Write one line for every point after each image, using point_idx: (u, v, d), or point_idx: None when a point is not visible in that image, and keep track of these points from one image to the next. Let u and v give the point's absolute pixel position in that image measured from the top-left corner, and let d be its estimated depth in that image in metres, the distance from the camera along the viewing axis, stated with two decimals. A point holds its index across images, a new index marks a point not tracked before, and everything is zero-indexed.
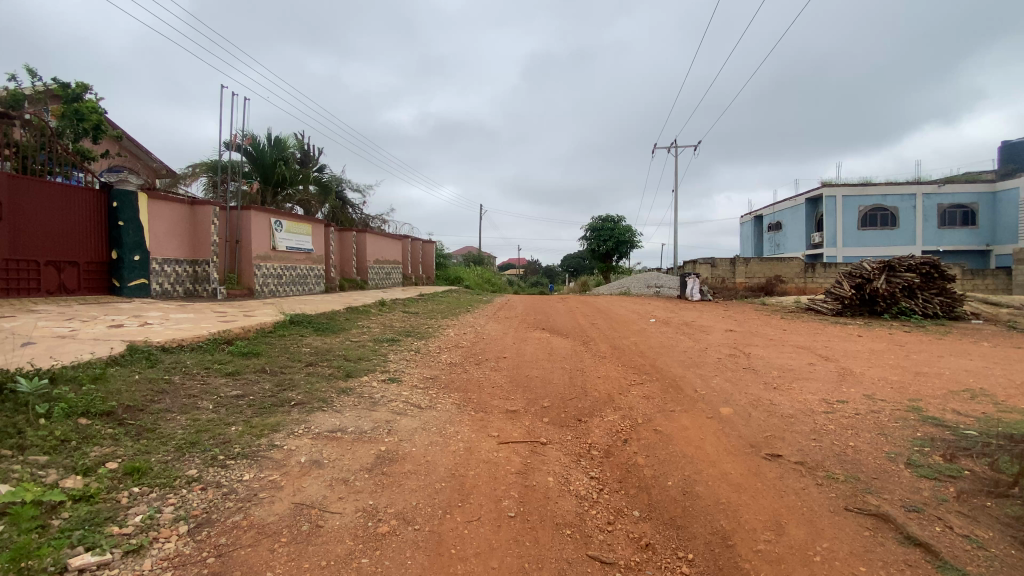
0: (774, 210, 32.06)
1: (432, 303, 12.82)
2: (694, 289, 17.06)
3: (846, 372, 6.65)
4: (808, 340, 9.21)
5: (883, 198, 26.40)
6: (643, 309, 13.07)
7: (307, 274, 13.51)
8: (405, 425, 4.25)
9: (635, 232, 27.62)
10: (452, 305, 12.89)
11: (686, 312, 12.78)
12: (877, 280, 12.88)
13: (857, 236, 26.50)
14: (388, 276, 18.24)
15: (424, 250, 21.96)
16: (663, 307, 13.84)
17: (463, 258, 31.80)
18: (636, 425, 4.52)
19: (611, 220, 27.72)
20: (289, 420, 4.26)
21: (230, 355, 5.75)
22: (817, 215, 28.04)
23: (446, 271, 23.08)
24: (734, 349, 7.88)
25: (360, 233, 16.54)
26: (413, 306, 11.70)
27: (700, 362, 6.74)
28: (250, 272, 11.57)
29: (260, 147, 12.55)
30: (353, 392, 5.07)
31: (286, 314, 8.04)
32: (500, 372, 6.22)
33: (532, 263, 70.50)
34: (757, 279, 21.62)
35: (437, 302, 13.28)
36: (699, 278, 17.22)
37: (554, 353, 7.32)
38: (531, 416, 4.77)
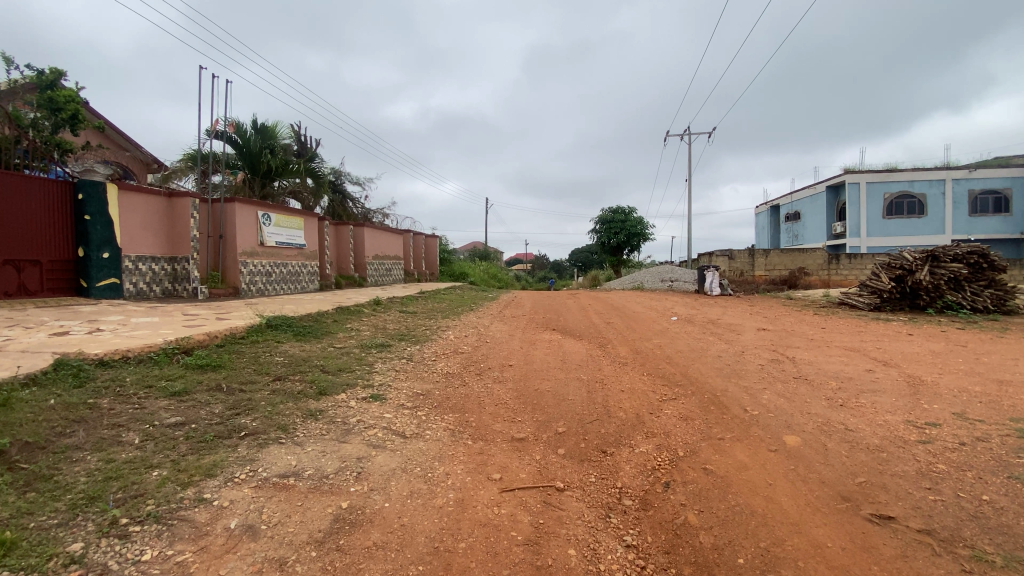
0: (792, 200, 30.67)
1: (434, 301, 11.90)
2: (714, 282, 15.95)
3: (914, 381, 5.62)
4: (855, 340, 8.16)
5: (910, 183, 24.99)
6: (660, 306, 12.00)
7: (299, 271, 12.61)
8: (380, 466, 3.29)
9: (648, 223, 26.49)
10: (456, 304, 11.97)
11: (708, 308, 11.71)
12: (920, 271, 11.65)
13: (882, 225, 25.12)
14: (389, 272, 17.30)
15: (427, 245, 21.12)
16: (683, 303, 12.79)
17: (469, 253, 30.81)
18: (678, 460, 3.54)
19: (622, 211, 26.60)
20: (232, 458, 3.31)
21: (183, 369, 4.82)
22: (839, 204, 26.65)
23: (451, 267, 22.14)
24: (774, 353, 6.85)
25: (358, 227, 15.57)
26: (412, 304, 10.79)
27: (741, 370, 5.73)
28: (235, 269, 10.69)
29: (245, 135, 11.62)
30: (322, 417, 4.12)
31: (264, 316, 7.13)
32: (505, 386, 5.25)
33: (539, 259, 69.41)
34: (778, 272, 20.49)
35: (440, 299, 12.39)
36: (719, 271, 16.13)
37: (568, 360, 6.34)
38: (543, 448, 3.80)
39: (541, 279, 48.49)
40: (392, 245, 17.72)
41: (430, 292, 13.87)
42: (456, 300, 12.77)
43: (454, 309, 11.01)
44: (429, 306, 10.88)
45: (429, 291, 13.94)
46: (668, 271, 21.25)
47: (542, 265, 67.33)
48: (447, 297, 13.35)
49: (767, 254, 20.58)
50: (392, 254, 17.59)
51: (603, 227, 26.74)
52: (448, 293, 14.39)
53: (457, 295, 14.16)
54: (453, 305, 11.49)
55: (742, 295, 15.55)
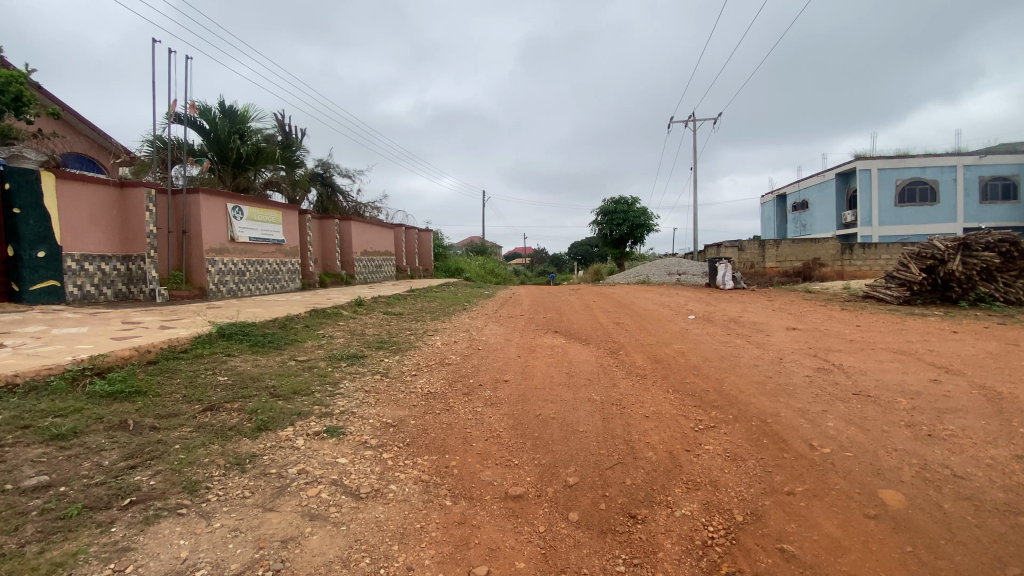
0: (800, 188, 29.51)
1: (423, 299, 10.83)
2: (726, 276, 14.88)
3: (1001, 395, 4.55)
4: (901, 340, 7.08)
5: (922, 170, 23.66)
6: (672, 302, 10.96)
7: (277, 270, 11.52)
8: (311, 557, 2.27)
9: (652, 214, 25.39)
10: (447, 303, 10.90)
11: (725, 304, 10.66)
12: (953, 261, 10.53)
13: (894, 213, 23.90)
14: (379, 269, 16.20)
15: (421, 239, 20.03)
16: (696, 299, 11.73)
17: (468, 248, 29.71)
18: (739, 533, 2.54)
19: (624, 202, 25.53)
20: (97, 546, 2.28)
21: (84, 401, 3.78)
22: (848, 191, 25.46)
23: (447, 263, 21.06)
24: (818, 359, 5.79)
25: (343, 220, 14.43)
26: (397, 303, 9.72)
27: (788, 383, 4.69)
28: (200, 268, 9.61)
29: (212, 119, 10.49)
30: (250, 468, 3.10)
31: (216, 324, 6.07)
32: (498, 410, 4.21)
33: (539, 252, 68.31)
34: (790, 264, 19.46)
35: (430, 297, 11.32)
36: (730, 263, 15.06)
37: (575, 372, 5.29)
38: (548, 511, 2.78)
39: (541, 273, 47.39)
40: (382, 240, 16.62)
41: (420, 289, 12.79)
42: (449, 298, 11.72)
43: (444, 309, 9.95)
44: (417, 306, 9.82)
45: (420, 289, 12.87)
46: (674, 264, 20.18)
47: (541, 259, 66.21)
48: (438, 294, 12.27)
49: (777, 244, 19.54)
50: (382, 250, 16.47)
51: (605, 219, 25.66)
52: (440, 290, 13.31)
53: (451, 293, 13.09)
54: (443, 305, 10.43)
55: (757, 288, 14.47)
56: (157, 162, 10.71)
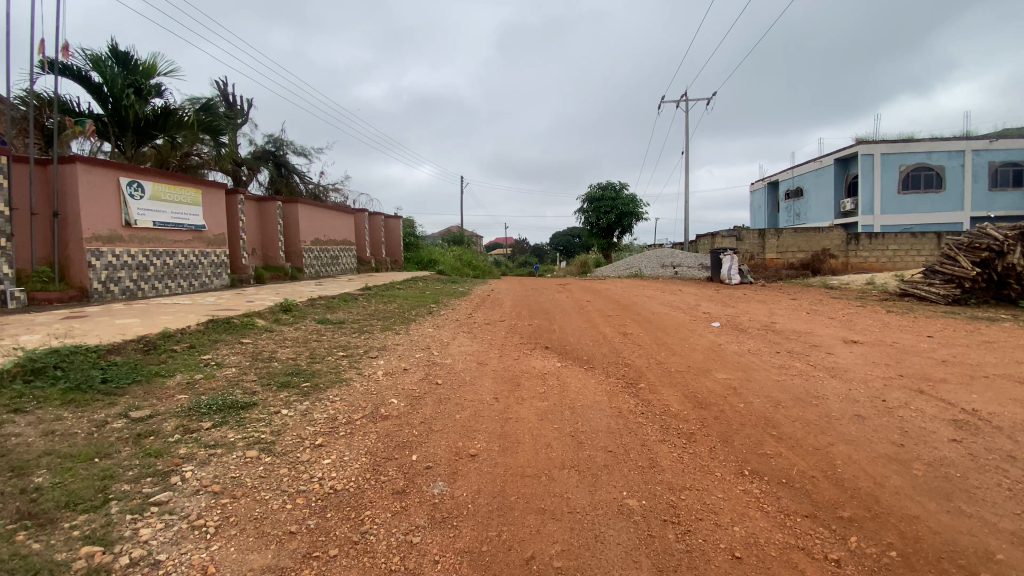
0: (793, 175, 27.97)
1: (377, 300, 8.70)
2: (732, 269, 13.01)
3: None
4: (1008, 359, 5.30)
5: (927, 155, 22.33)
6: (682, 302, 9.04)
7: (196, 263, 9.25)
8: None
9: (642, 201, 23.53)
10: (407, 303, 8.77)
11: (746, 306, 8.82)
12: (1014, 253, 8.88)
13: (897, 201, 22.51)
14: (336, 261, 13.98)
15: (388, 227, 17.81)
16: (707, 298, 9.88)
17: (443, 238, 27.48)
18: None
19: (612, 187, 23.59)
20: None
21: None
22: (848, 178, 23.91)
23: (418, 254, 18.93)
24: (934, 399, 3.94)
25: (288, 203, 12.16)
26: (338, 307, 7.57)
27: (941, 461, 2.81)
28: (81, 262, 7.27)
29: (100, 70, 8.11)
30: None
31: (24, 353, 3.91)
32: (451, 538, 2.24)
33: (519, 243, 66.29)
34: (791, 256, 17.87)
35: (386, 296, 9.18)
36: (737, 255, 13.21)
37: (581, 429, 3.33)
38: None
39: (522, 264, 45.32)
40: (340, 228, 14.40)
41: (379, 285, 10.64)
42: (411, 297, 9.60)
43: (401, 312, 7.84)
44: (364, 310, 7.68)
45: (378, 285, 10.72)
46: (668, 256, 18.36)
47: (523, 249, 64.02)
48: (397, 291, 10.10)
49: (778, 234, 17.89)
50: (340, 238, 14.23)
51: (591, 206, 23.71)
52: (403, 286, 11.17)
53: (415, 289, 10.96)
54: (399, 306, 8.31)
55: (768, 283, 12.66)
56: (23, 125, 8.26)
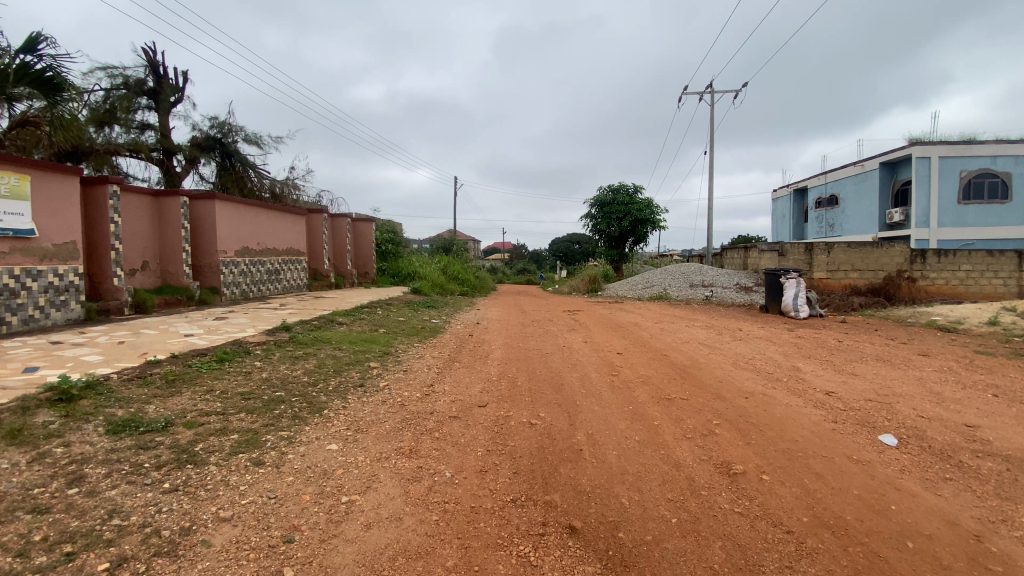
0: (825, 181, 24.71)
1: (280, 355, 5.35)
2: (798, 299, 9.64)
3: None
4: None
5: (992, 160, 19.02)
6: (767, 363, 5.76)
7: (18, 290, 5.96)
8: None
9: (660, 206, 20.31)
10: (331, 359, 5.44)
11: (871, 372, 5.55)
12: None
13: (957, 212, 19.25)
14: (278, 277, 10.59)
15: (357, 232, 14.48)
16: (793, 350, 6.62)
17: (431, 244, 24.18)
18: None
19: (625, 190, 20.38)
20: None
21: None
22: (895, 185, 20.65)
23: (396, 266, 15.69)
24: None
25: (201, 199, 8.83)
26: (190, 381, 4.26)
27: None
28: None
29: None
30: None
31: None
32: None
33: (517, 249, 63.10)
34: (840, 276, 14.63)
35: (303, 343, 5.85)
36: (803, 279, 9.84)
37: None
38: None
39: (521, 271, 42.06)
40: (288, 235, 11.01)
41: (303, 317, 7.24)
42: (347, 341, 6.27)
43: (305, 387, 4.53)
44: (238, 384, 4.37)
45: (305, 317, 7.35)
46: (697, 274, 15.07)
47: (520, 256, 60.65)
48: (330, 330, 6.72)
49: (829, 248, 14.63)
50: (284, 247, 10.84)
51: (600, 211, 20.47)
52: (345, 315, 7.80)
53: (361, 321, 7.57)
54: (311, 369, 5.00)
55: (849, 320, 9.37)
56: None
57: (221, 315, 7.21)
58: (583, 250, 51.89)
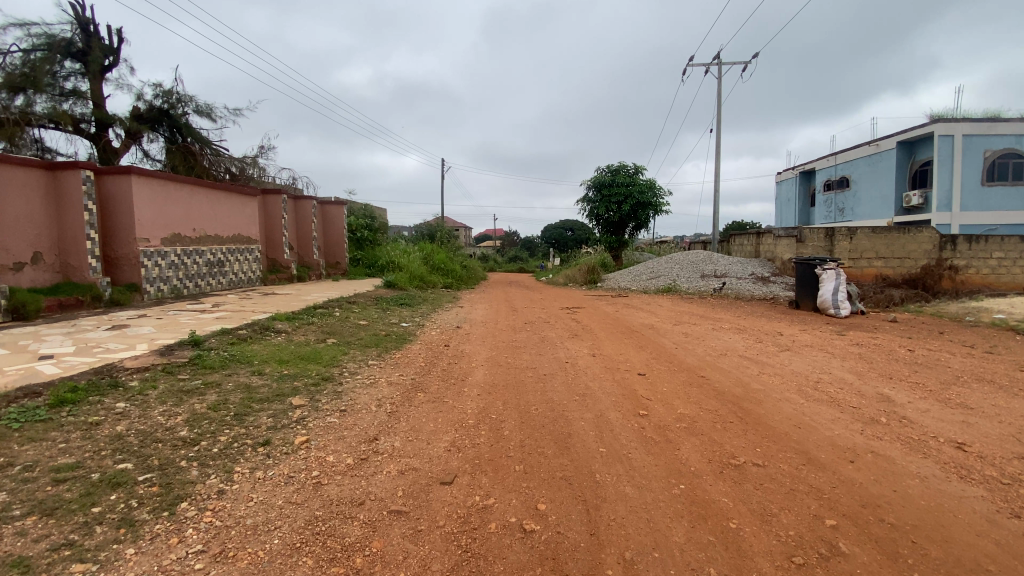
0: (834, 163, 23.21)
1: (165, 390, 3.75)
2: (837, 294, 8.14)
3: None
4: None
5: (1017, 138, 17.60)
6: (843, 389, 4.23)
7: None
8: None
9: (663, 189, 18.71)
10: (238, 394, 3.83)
11: (989, 401, 4.04)
12: None
13: (979, 194, 17.89)
14: (224, 269, 8.84)
15: (324, 216, 12.76)
16: (861, 364, 5.11)
17: (417, 231, 22.47)
18: None
19: (625, 171, 18.81)
20: None
21: None
22: (913, 166, 19.21)
23: (372, 255, 14.04)
24: None
25: (112, 174, 7.07)
26: None
27: None
28: None
29: None
30: None
31: None
32: None
33: (509, 236, 61.40)
34: (863, 265, 13.18)
35: (208, 367, 4.24)
36: (841, 271, 8.33)
37: None
38: None
39: (512, 259, 40.40)
40: (236, 219, 9.23)
41: (227, 325, 5.60)
42: (274, 361, 4.65)
43: (173, 454, 2.93)
44: (59, 453, 2.77)
45: (231, 323, 5.71)
46: (708, 263, 13.55)
47: (512, 243, 58.99)
48: (258, 345, 5.09)
49: (852, 234, 13.17)
50: (230, 235, 9.06)
51: (598, 194, 18.88)
52: (286, 320, 6.16)
53: (306, 329, 5.94)
54: (197, 416, 3.39)
55: (899, 318, 7.89)
56: None
57: (118, 324, 5.55)
58: (575, 237, 50.29)
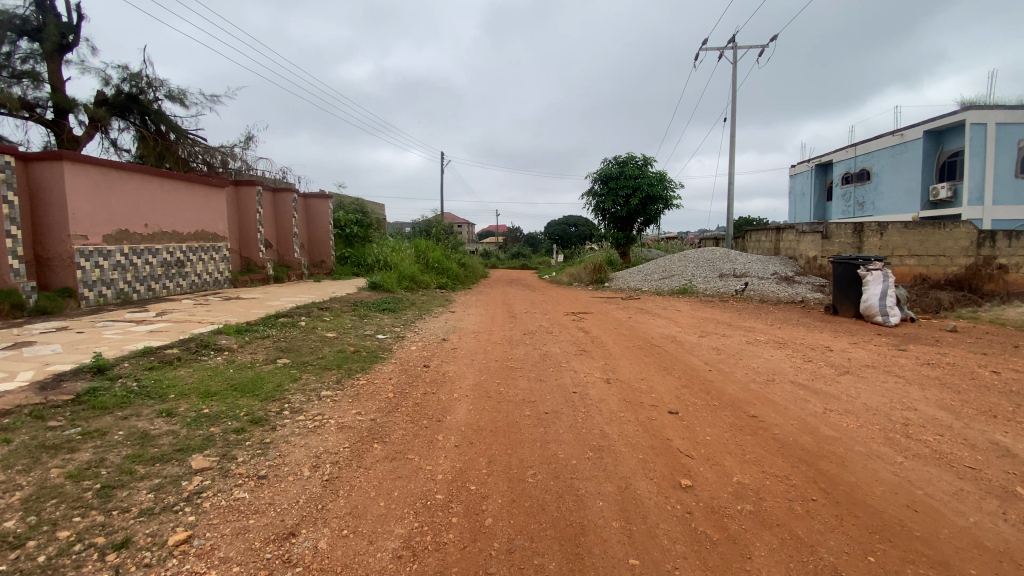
0: (853, 154, 21.94)
1: (18, 446, 2.69)
2: (886, 299, 6.99)
3: None
4: None
5: None
6: (948, 440, 3.14)
7: None
8: None
9: (673, 181, 17.57)
10: (122, 450, 2.76)
11: None
12: None
13: (1015, 186, 16.69)
14: (184, 270, 7.79)
15: (307, 211, 11.71)
16: (949, 395, 4.01)
17: (415, 226, 21.39)
18: None
19: (634, 163, 17.67)
20: None
21: None
22: (941, 158, 17.99)
23: (361, 253, 12.99)
24: None
25: (43, 160, 6.02)
26: None
27: None
28: None
29: None
30: None
31: None
32: None
33: (512, 232, 60.30)
34: (896, 264, 12.02)
35: (98, 408, 3.18)
36: (888, 272, 7.21)
37: None
38: None
39: (514, 255, 39.36)
40: (199, 213, 8.17)
41: (155, 343, 4.54)
42: (196, 394, 3.59)
43: None
44: None
45: (162, 340, 4.65)
46: (726, 262, 12.44)
47: (516, 239, 57.89)
48: (184, 371, 4.03)
49: (884, 229, 12.01)
50: (191, 231, 8.00)
51: (605, 187, 17.76)
52: (235, 335, 5.10)
53: (255, 346, 4.88)
54: (40, 492, 2.31)
55: (960, 327, 6.77)
56: None
57: (23, 341, 4.48)
58: (579, 233, 49.22)
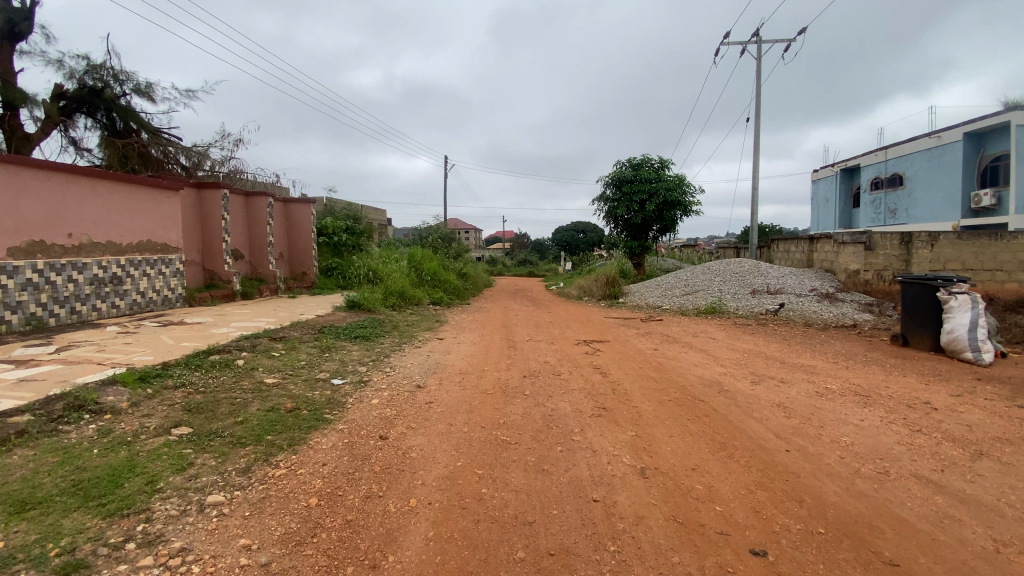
0: (884, 158, 20.44)
1: None
2: (977, 330, 5.57)
3: None
4: None
5: None
6: None
7: None
8: None
9: (692, 186, 16.19)
10: None
11: None
12: None
13: None
14: (122, 286, 6.52)
15: (287, 217, 10.50)
16: None
17: (415, 233, 20.20)
18: None
19: (649, 166, 16.35)
20: None
21: None
22: (982, 162, 16.53)
23: (349, 263, 11.76)
24: None
25: None
26: None
27: None
28: None
29: None
30: None
31: None
32: None
33: (519, 237, 59.16)
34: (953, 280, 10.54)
35: None
36: (973, 295, 5.82)
37: None
38: None
39: (521, 262, 38.07)
40: (144, 220, 6.93)
41: (8, 403, 3.26)
42: (4, 509, 2.29)
43: None
44: None
45: (23, 397, 3.38)
46: (756, 276, 11.06)
47: (523, 245, 56.76)
48: (19, 458, 2.74)
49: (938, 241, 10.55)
50: (134, 241, 6.76)
51: (618, 192, 16.44)
52: (136, 387, 3.80)
53: (154, 407, 3.58)
54: None
55: None
56: None
57: None
58: (587, 240, 47.88)
